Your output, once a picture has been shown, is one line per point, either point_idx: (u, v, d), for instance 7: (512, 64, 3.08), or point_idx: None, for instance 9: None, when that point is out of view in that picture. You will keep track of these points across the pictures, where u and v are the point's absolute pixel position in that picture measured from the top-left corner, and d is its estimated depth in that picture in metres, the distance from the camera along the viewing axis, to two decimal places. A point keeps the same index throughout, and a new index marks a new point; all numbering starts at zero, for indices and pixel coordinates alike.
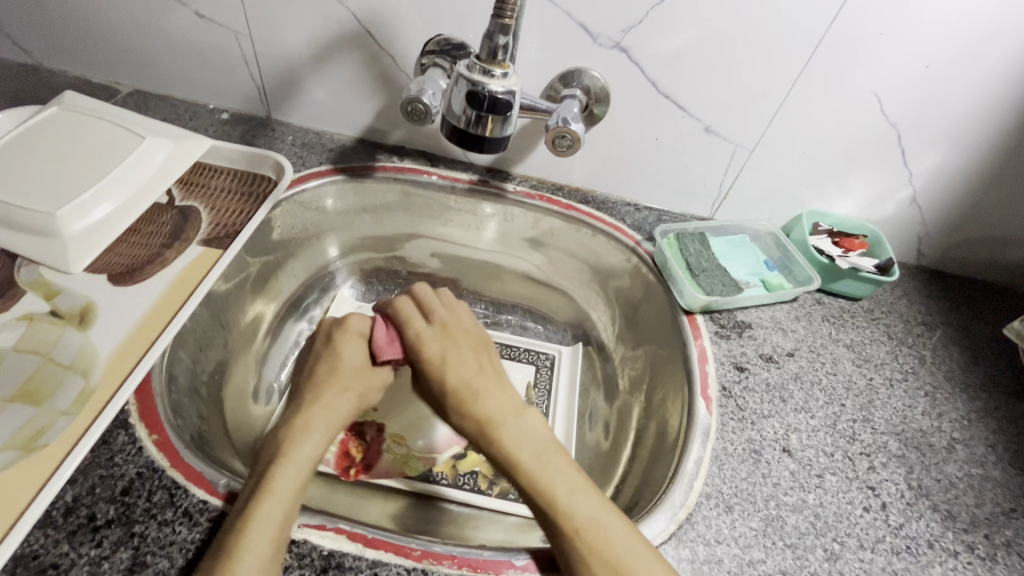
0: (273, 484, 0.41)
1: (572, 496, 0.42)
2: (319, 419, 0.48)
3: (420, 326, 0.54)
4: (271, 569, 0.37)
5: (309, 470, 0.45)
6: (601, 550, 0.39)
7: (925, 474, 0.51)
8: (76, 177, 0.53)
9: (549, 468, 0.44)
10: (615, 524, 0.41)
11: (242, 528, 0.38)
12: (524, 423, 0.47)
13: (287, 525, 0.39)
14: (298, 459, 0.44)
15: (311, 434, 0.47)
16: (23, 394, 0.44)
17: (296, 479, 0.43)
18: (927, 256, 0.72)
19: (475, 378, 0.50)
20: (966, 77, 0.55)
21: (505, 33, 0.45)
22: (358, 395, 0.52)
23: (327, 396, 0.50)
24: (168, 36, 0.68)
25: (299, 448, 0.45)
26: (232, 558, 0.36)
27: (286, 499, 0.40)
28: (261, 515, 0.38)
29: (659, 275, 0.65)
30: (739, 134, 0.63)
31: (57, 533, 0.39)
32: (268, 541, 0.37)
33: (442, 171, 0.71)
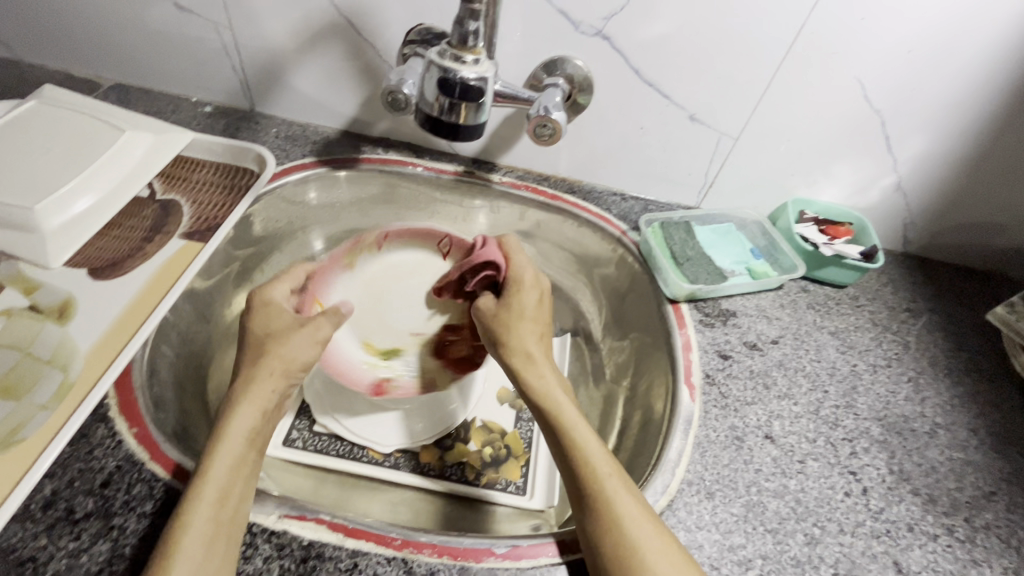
0: (211, 464, 0.40)
1: (592, 444, 0.44)
2: (248, 395, 0.45)
3: (523, 263, 0.59)
4: (218, 542, 0.37)
5: (248, 445, 0.43)
6: (616, 503, 0.40)
7: (907, 459, 0.52)
8: (54, 171, 0.53)
9: (578, 419, 0.47)
10: (626, 484, 0.42)
11: (183, 511, 0.38)
12: (557, 386, 0.49)
13: (235, 498, 0.39)
14: (236, 435, 0.43)
15: (242, 408, 0.44)
16: (2, 389, 0.44)
17: (235, 453, 0.41)
18: (912, 244, 0.72)
19: (527, 333, 0.53)
20: (949, 63, 0.55)
21: (475, 19, 0.45)
22: (281, 368, 0.48)
23: (252, 373, 0.47)
24: (147, 28, 0.67)
25: (234, 424, 0.43)
26: (177, 539, 0.36)
27: (223, 480, 0.39)
28: (194, 500, 0.38)
29: (644, 264, 0.65)
30: (723, 122, 0.63)
31: (35, 526, 0.39)
32: (205, 522, 0.37)
33: (428, 162, 0.71)
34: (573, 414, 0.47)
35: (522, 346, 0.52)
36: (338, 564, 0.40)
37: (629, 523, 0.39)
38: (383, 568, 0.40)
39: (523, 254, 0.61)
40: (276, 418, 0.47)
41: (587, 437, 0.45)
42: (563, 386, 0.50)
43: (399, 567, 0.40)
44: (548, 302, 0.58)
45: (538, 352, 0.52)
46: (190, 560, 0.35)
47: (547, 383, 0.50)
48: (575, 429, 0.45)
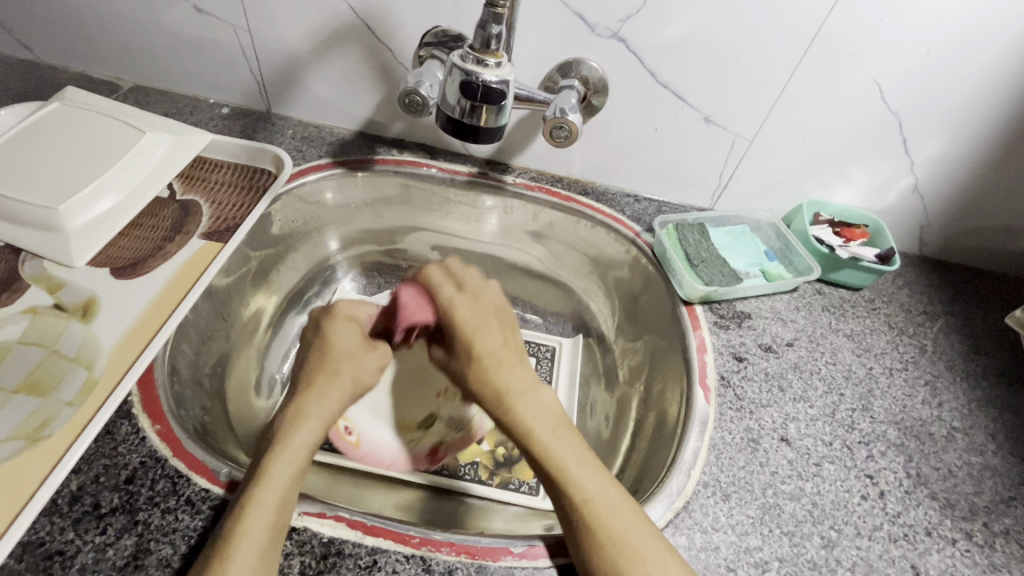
0: (271, 470, 0.41)
1: (579, 469, 0.43)
2: (315, 406, 0.47)
3: (451, 293, 0.54)
4: (272, 546, 0.38)
5: (308, 457, 0.44)
6: (607, 525, 0.40)
7: (924, 463, 0.51)
8: (77, 172, 0.54)
9: (557, 440, 0.45)
10: (619, 498, 0.42)
11: (241, 513, 0.38)
12: (539, 398, 0.47)
13: (289, 507, 0.40)
14: (300, 445, 0.44)
15: (308, 418, 0.46)
16: (28, 385, 0.45)
17: (295, 464, 0.43)
18: (929, 246, 0.72)
19: (489, 328, 0.51)
20: (968, 65, 0.55)
21: (498, 22, 0.45)
22: (349, 388, 0.50)
23: (325, 386, 0.49)
24: (167, 31, 0.68)
25: (299, 435, 0.45)
26: (232, 542, 0.37)
27: (281, 487, 0.40)
28: (257, 501, 0.39)
29: (659, 266, 0.65)
30: (739, 123, 0.63)
31: (63, 520, 0.39)
32: (264, 526, 0.38)
33: (442, 163, 0.72)
34: (550, 437, 0.45)
35: (492, 380, 0.48)
36: (358, 561, 0.40)
37: (619, 545, 0.39)
38: (402, 566, 0.40)
39: (466, 272, 0.56)
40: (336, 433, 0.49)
41: (576, 456, 0.44)
42: (551, 399, 0.48)
43: (418, 564, 0.40)
44: (507, 317, 0.54)
45: (508, 378, 0.48)
46: (245, 565, 0.36)
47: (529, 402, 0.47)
48: (560, 455, 0.44)
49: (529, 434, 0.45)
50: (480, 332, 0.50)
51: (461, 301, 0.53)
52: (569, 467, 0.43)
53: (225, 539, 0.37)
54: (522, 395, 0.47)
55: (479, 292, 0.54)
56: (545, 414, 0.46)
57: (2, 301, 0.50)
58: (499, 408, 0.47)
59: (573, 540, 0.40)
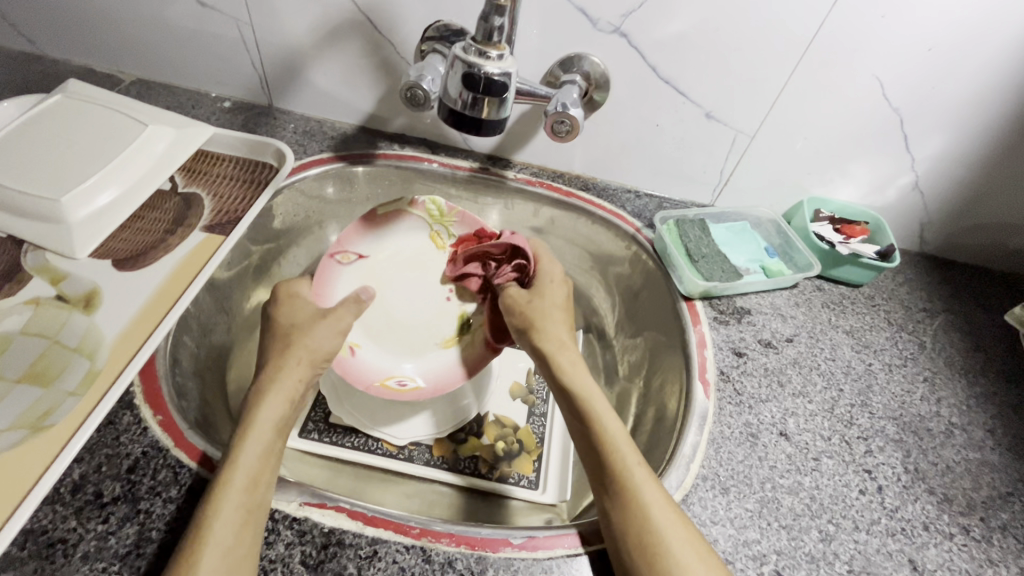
0: (240, 451, 0.41)
1: (622, 440, 0.45)
2: (279, 385, 0.48)
3: (554, 269, 0.61)
4: (250, 521, 0.38)
5: (274, 434, 0.44)
6: (643, 491, 0.41)
7: (922, 458, 0.52)
8: (80, 164, 0.54)
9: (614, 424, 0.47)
10: (653, 476, 0.44)
11: (214, 498, 0.39)
12: (587, 376, 0.52)
13: (264, 487, 0.40)
14: (264, 424, 0.44)
15: (267, 400, 0.46)
16: (31, 376, 0.45)
17: (263, 443, 0.43)
18: (929, 244, 0.72)
19: (556, 320, 0.56)
20: (970, 62, 0.55)
21: (500, 14, 0.46)
22: (308, 358, 0.51)
23: (282, 360, 0.50)
24: (168, 25, 0.68)
25: (262, 415, 0.45)
26: (205, 527, 0.37)
27: (253, 466, 0.41)
28: (227, 483, 0.39)
29: (659, 261, 0.66)
30: (741, 120, 0.63)
31: (66, 509, 0.40)
32: (238, 505, 0.38)
33: (443, 158, 0.72)
34: (603, 407, 0.48)
35: (553, 339, 0.54)
36: (358, 551, 0.40)
37: (653, 511, 0.40)
38: (402, 556, 0.40)
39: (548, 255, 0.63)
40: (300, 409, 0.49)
41: (621, 431, 0.46)
42: (596, 381, 0.52)
43: (418, 555, 0.41)
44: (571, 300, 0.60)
45: (567, 347, 0.54)
46: (221, 546, 0.36)
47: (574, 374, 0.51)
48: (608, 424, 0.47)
49: (574, 392, 0.50)
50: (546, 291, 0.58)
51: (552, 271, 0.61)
52: (614, 437, 0.45)
53: (199, 525, 0.37)
54: (572, 363, 0.52)
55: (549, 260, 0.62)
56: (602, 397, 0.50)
57: (5, 292, 0.50)
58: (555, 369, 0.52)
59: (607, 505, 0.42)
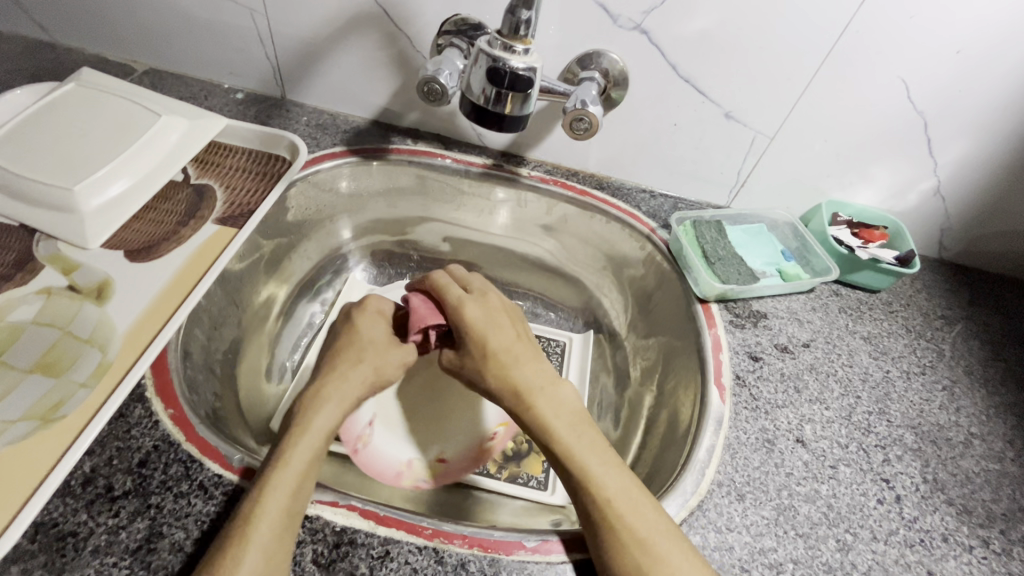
0: (289, 455, 0.42)
1: (601, 466, 0.43)
2: (335, 392, 0.48)
3: (457, 294, 0.54)
4: (287, 528, 0.38)
5: (324, 442, 0.44)
6: (631, 521, 0.40)
7: (941, 468, 0.51)
8: (92, 153, 0.53)
9: (593, 456, 0.44)
10: (641, 500, 0.42)
11: (260, 495, 0.38)
12: (557, 394, 0.48)
13: (304, 493, 0.40)
14: (319, 428, 0.45)
15: (331, 403, 0.47)
16: (42, 366, 0.45)
17: (311, 449, 0.43)
18: (949, 250, 0.71)
19: (524, 365, 0.49)
20: (999, 66, 0.54)
21: (528, 7, 0.45)
22: (374, 374, 0.51)
23: (346, 372, 0.50)
24: (183, 14, 0.67)
25: (318, 420, 0.45)
26: (249, 526, 0.37)
27: (297, 472, 0.40)
28: (274, 483, 0.39)
29: (674, 262, 0.65)
30: (761, 120, 0.62)
31: (76, 502, 0.39)
32: (280, 508, 0.38)
33: (457, 154, 0.71)
34: (572, 435, 0.45)
35: (512, 385, 0.48)
36: (371, 551, 0.40)
37: (642, 546, 0.39)
38: (414, 557, 0.40)
39: (474, 278, 0.58)
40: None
41: (597, 455, 0.44)
42: (571, 395, 0.48)
43: (431, 556, 0.40)
44: (519, 319, 0.56)
45: (527, 376, 0.49)
46: (261, 550, 0.36)
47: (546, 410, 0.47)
48: (578, 449, 0.44)
49: (543, 427, 0.46)
50: (493, 332, 0.51)
51: (473, 303, 0.53)
52: (591, 466, 0.43)
53: (245, 523, 0.37)
54: (552, 397, 0.48)
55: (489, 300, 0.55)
56: (580, 422, 0.46)
57: (17, 281, 0.50)
58: (520, 405, 0.47)
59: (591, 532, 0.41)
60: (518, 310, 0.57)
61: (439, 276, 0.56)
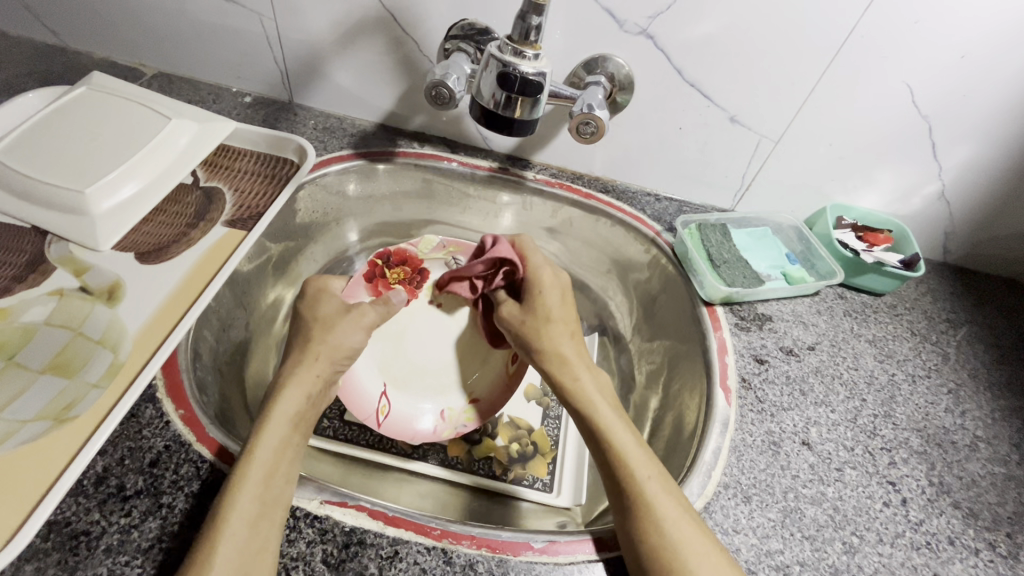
0: (258, 444, 0.42)
1: (635, 447, 0.45)
2: (297, 380, 0.48)
3: (538, 258, 0.58)
4: (264, 516, 0.38)
5: (293, 429, 0.45)
6: (658, 501, 0.41)
7: (947, 471, 0.51)
8: (105, 156, 0.54)
9: (628, 435, 0.46)
10: (671, 488, 0.42)
11: (230, 487, 0.39)
12: (600, 378, 0.52)
13: (279, 480, 0.40)
14: (282, 416, 0.45)
15: (290, 391, 0.47)
16: (54, 367, 0.45)
17: (279, 436, 0.43)
18: (953, 254, 0.71)
19: (560, 335, 0.54)
20: (1003, 70, 0.54)
21: (538, 13, 0.45)
22: (329, 355, 0.51)
23: (300, 359, 0.50)
24: (192, 19, 0.68)
25: (280, 407, 0.46)
26: (221, 520, 0.37)
27: (269, 461, 0.41)
28: (245, 474, 0.39)
29: (679, 265, 0.65)
30: (766, 124, 0.62)
31: (89, 501, 0.40)
32: (253, 499, 0.38)
33: (463, 158, 0.71)
34: (610, 415, 0.48)
35: (554, 347, 0.53)
36: (379, 551, 0.40)
37: (668, 526, 0.39)
38: (423, 557, 0.40)
39: (541, 252, 0.59)
40: (322, 399, 0.50)
41: (633, 438, 0.46)
42: (608, 383, 0.52)
43: (439, 557, 0.40)
44: (575, 305, 0.59)
45: (575, 351, 0.53)
46: (236, 540, 0.36)
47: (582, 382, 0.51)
48: (614, 428, 0.46)
49: (584, 403, 0.49)
50: (553, 296, 0.56)
51: (547, 268, 0.58)
52: (624, 445, 0.45)
53: (216, 516, 0.37)
54: (587, 370, 0.52)
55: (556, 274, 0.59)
56: (609, 399, 0.50)
57: (29, 283, 0.50)
58: (562, 369, 0.52)
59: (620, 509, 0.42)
60: (569, 280, 0.60)
61: (510, 246, 0.58)
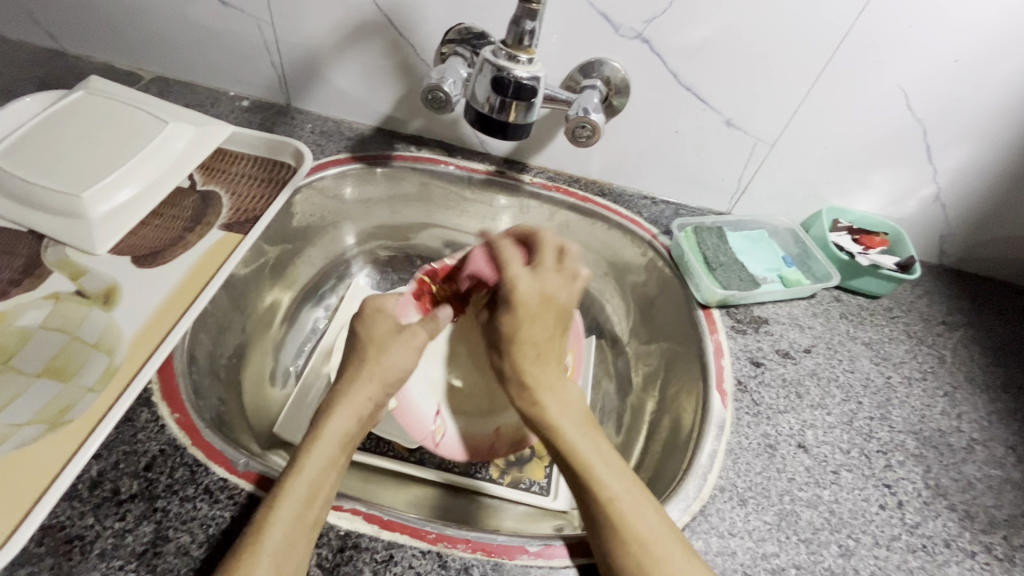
0: (304, 462, 0.41)
1: (607, 470, 0.43)
2: (352, 400, 0.45)
3: (519, 270, 0.52)
4: (300, 540, 0.37)
5: (340, 450, 0.43)
6: (631, 525, 0.40)
7: (943, 474, 0.51)
8: (101, 160, 0.54)
9: (598, 455, 0.44)
10: (644, 504, 0.42)
11: (273, 504, 0.38)
12: (566, 394, 0.47)
13: (318, 504, 0.39)
14: (332, 435, 0.43)
15: (340, 412, 0.44)
16: (50, 371, 0.45)
17: (328, 457, 0.42)
18: (949, 256, 0.71)
19: (545, 365, 0.48)
20: (995, 74, 0.54)
21: (532, 18, 0.45)
22: (380, 376, 0.48)
23: (353, 377, 0.47)
24: (190, 23, 0.68)
25: (330, 425, 0.44)
26: (261, 536, 0.37)
27: (312, 483, 0.40)
28: (287, 493, 0.39)
29: (675, 268, 0.65)
30: (762, 128, 0.62)
31: (83, 505, 0.39)
32: (293, 520, 0.38)
33: (460, 161, 0.72)
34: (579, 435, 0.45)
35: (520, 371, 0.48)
36: (374, 555, 0.40)
37: (643, 547, 0.39)
38: (418, 561, 0.40)
39: (572, 253, 0.54)
40: (370, 421, 0.47)
41: (602, 456, 0.44)
42: (578, 397, 0.48)
43: (434, 560, 0.40)
44: (565, 316, 0.51)
45: (541, 375, 0.48)
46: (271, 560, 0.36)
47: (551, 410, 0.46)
48: (585, 452, 0.44)
49: (552, 428, 0.45)
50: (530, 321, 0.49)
51: (524, 279, 0.51)
52: (596, 467, 0.43)
53: (255, 531, 0.37)
54: (557, 393, 0.47)
55: (569, 279, 0.52)
56: (579, 417, 0.46)
57: (25, 286, 0.50)
58: (524, 399, 0.47)
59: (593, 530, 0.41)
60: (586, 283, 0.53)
61: (507, 248, 0.55)
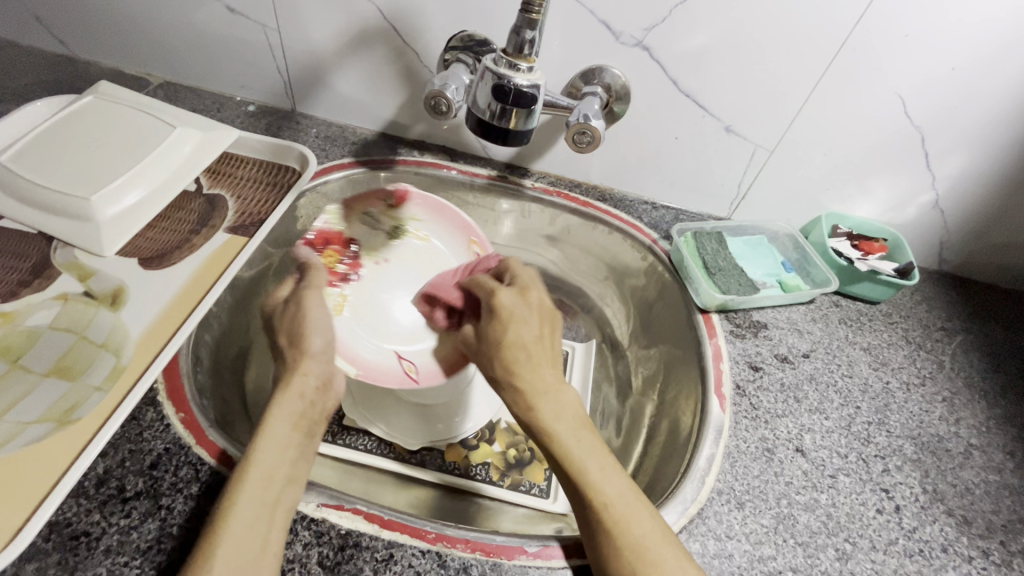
0: (258, 450, 0.41)
1: (598, 472, 0.42)
2: (297, 383, 0.47)
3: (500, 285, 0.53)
4: (264, 524, 0.37)
5: (294, 433, 0.43)
6: (627, 528, 0.39)
7: (941, 479, 0.51)
8: (110, 164, 0.55)
9: (594, 457, 0.43)
10: (639, 504, 0.41)
11: (229, 494, 0.38)
12: (562, 397, 0.46)
13: (277, 485, 0.39)
14: (282, 420, 0.44)
15: (285, 395, 0.46)
16: (57, 370, 0.46)
17: (280, 440, 0.42)
18: (948, 262, 0.72)
19: (541, 367, 0.47)
20: (992, 82, 0.55)
21: (533, 27, 0.46)
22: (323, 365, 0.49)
23: (292, 369, 0.48)
24: (197, 29, 0.69)
25: (279, 411, 0.44)
26: (223, 520, 0.37)
27: (268, 470, 0.40)
28: (244, 481, 0.39)
29: (675, 273, 0.66)
30: (761, 134, 0.63)
31: (90, 502, 0.40)
32: (254, 507, 0.38)
33: (462, 166, 0.72)
34: (582, 448, 0.43)
35: (521, 380, 0.46)
36: (375, 554, 0.40)
37: (638, 552, 0.38)
38: (418, 560, 0.41)
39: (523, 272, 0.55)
40: (329, 402, 0.48)
41: (599, 461, 0.42)
42: (574, 400, 0.46)
43: (434, 560, 0.41)
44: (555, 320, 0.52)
45: (536, 381, 0.46)
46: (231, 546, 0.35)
47: (554, 410, 0.45)
48: (580, 455, 0.42)
49: (550, 435, 0.44)
50: (519, 321, 0.49)
51: (508, 295, 0.51)
52: (588, 472, 0.42)
53: (216, 521, 0.37)
54: (552, 397, 0.45)
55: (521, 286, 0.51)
56: (575, 420, 0.45)
57: (34, 287, 0.51)
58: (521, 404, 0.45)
59: (592, 540, 0.40)
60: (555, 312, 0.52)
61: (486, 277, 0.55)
